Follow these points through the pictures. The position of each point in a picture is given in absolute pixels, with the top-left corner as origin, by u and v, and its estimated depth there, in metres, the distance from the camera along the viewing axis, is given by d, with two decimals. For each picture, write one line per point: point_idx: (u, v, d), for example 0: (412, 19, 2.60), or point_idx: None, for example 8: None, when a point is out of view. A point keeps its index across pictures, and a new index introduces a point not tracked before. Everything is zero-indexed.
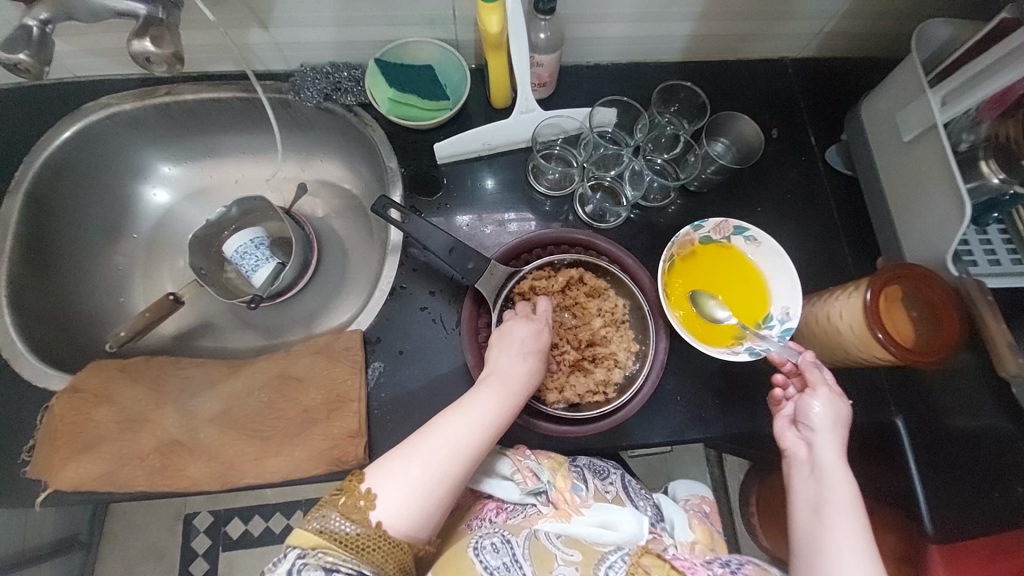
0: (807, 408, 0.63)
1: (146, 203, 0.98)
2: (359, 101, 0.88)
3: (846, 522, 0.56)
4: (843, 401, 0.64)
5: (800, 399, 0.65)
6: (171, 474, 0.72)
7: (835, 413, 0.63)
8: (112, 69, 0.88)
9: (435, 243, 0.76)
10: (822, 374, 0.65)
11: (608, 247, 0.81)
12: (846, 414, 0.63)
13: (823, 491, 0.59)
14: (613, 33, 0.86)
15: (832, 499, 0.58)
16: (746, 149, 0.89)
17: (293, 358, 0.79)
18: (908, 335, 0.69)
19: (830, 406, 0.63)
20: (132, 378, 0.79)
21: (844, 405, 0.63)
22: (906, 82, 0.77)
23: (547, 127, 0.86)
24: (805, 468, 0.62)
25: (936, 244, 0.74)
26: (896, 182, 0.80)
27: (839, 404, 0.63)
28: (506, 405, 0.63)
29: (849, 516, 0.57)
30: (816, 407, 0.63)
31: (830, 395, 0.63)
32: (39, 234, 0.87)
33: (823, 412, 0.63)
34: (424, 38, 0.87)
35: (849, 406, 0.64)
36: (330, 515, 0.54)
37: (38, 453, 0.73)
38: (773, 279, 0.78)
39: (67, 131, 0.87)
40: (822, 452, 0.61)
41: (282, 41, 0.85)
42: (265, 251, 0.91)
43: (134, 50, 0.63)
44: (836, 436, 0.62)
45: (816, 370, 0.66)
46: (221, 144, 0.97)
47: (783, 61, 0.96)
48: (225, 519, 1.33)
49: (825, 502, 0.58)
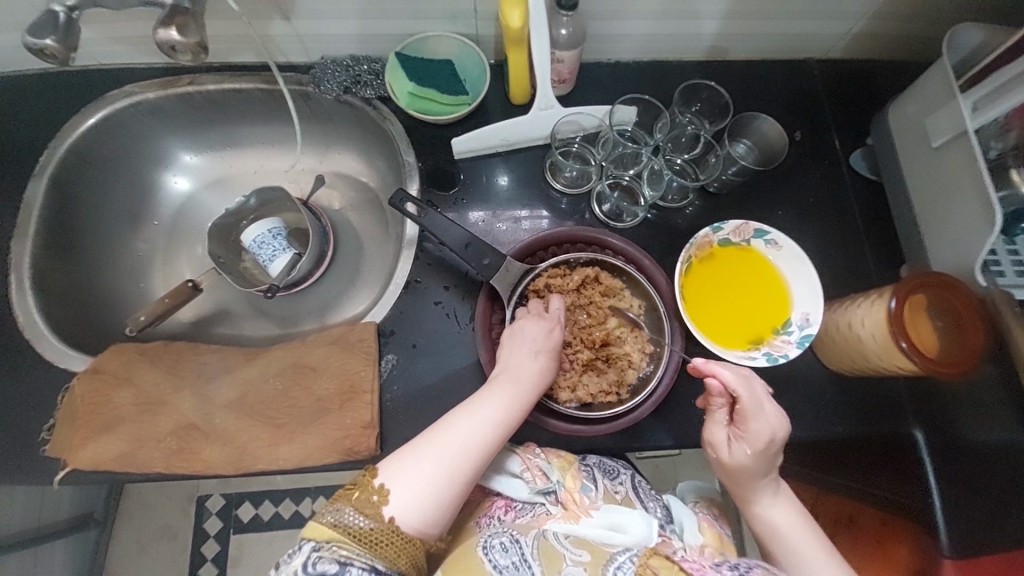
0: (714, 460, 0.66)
1: (167, 190, 0.99)
2: (379, 94, 0.89)
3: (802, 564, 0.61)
4: (731, 454, 0.63)
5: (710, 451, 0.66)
6: (187, 457, 0.73)
7: (726, 468, 0.64)
8: (138, 57, 0.89)
9: (452, 238, 0.76)
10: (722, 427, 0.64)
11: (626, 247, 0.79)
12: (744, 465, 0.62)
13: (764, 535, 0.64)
14: (637, 31, 0.86)
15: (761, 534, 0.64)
16: (769, 152, 0.88)
17: (308, 348, 0.79)
18: (932, 345, 0.68)
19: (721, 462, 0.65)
20: (150, 362, 0.80)
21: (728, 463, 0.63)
22: (937, 86, 0.75)
23: (566, 124, 0.86)
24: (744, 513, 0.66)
25: (963, 253, 0.72)
26: (923, 188, 0.78)
27: (724, 461, 0.64)
28: (519, 404, 0.63)
29: (785, 540, 0.62)
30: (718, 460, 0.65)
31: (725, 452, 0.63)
32: (64, 218, 0.88)
33: (719, 461, 0.65)
34: (445, 32, 0.87)
35: (748, 451, 0.61)
36: (344, 510, 0.54)
37: (58, 434, 0.75)
38: (793, 283, 0.77)
39: (94, 117, 0.88)
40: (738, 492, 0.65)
41: (304, 33, 0.85)
42: (282, 241, 0.92)
43: (160, 39, 0.64)
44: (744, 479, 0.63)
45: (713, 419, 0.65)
46: (241, 134, 0.98)
47: (808, 62, 0.94)
48: (236, 503, 1.35)
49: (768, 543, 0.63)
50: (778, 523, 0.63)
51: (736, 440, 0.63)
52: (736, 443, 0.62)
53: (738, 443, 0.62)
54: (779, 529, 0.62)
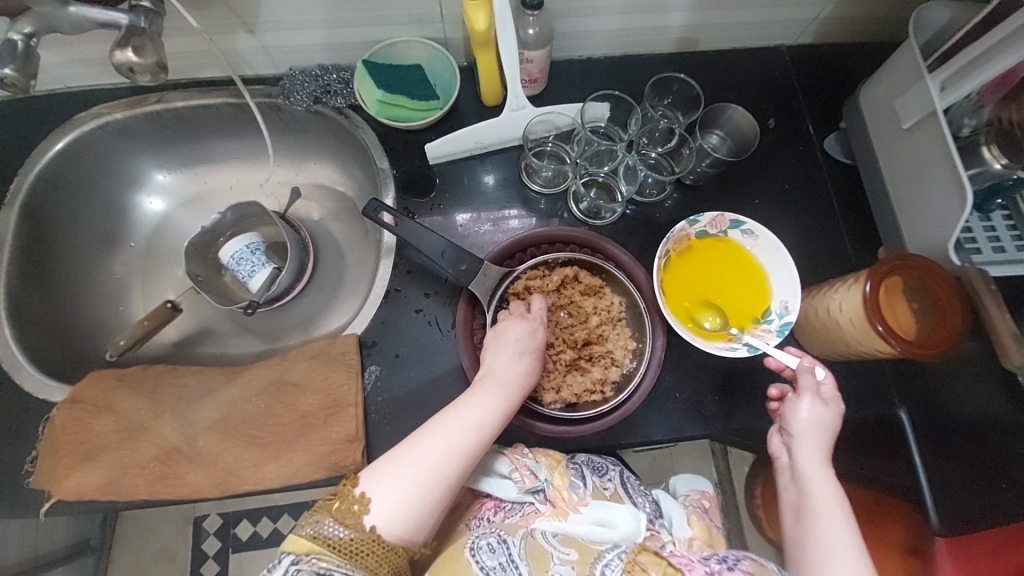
0: (793, 413, 0.64)
1: (142, 211, 0.98)
2: (350, 102, 0.88)
3: (832, 528, 0.57)
4: (830, 408, 0.63)
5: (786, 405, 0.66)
6: (172, 481, 0.72)
7: (818, 419, 0.63)
8: (103, 78, 0.88)
9: (429, 245, 0.75)
10: (815, 379, 0.65)
11: (609, 246, 0.79)
12: (831, 419, 0.63)
13: (804, 497, 0.60)
14: (605, 26, 0.85)
15: (811, 499, 0.59)
16: (742, 141, 0.87)
17: (290, 364, 0.79)
18: (909, 327, 0.69)
19: (802, 414, 0.63)
20: (130, 387, 0.79)
21: (827, 414, 0.63)
22: (904, 68, 0.75)
23: (538, 124, 0.85)
24: (788, 474, 0.63)
25: (937, 233, 0.72)
26: (897, 170, 0.78)
27: (821, 412, 0.63)
28: (500, 407, 0.63)
29: (832, 521, 0.57)
30: (800, 411, 0.63)
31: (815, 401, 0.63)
32: (35, 245, 0.87)
33: (808, 418, 0.63)
34: (411, 37, 0.86)
35: (837, 411, 0.63)
36: (324, 521, 0.54)
37: (39, 466, 0.74)
38: (771, 272, 0.77)
39: (59, 142, 0.87)
40: (802, 457, 0.62)
41: (270, 45, 0.84)
42: (261, 257, 0.91)
43: (117, 60, 0.63)
44: (819, 443, 0.62)
45: (809, 375, 0.65)
46: (213, 150, 0.97)
47: (778, 49, 0.94)
48: (235, 520, 1.34)
49: (806, 506, 0.59)
50: (830, 501, 0.59)
51: (829, 398, 0.64)
52: (826, 404, 0.64)
53: (828, 405, 0.63)
54: (830, 507, 0.58)
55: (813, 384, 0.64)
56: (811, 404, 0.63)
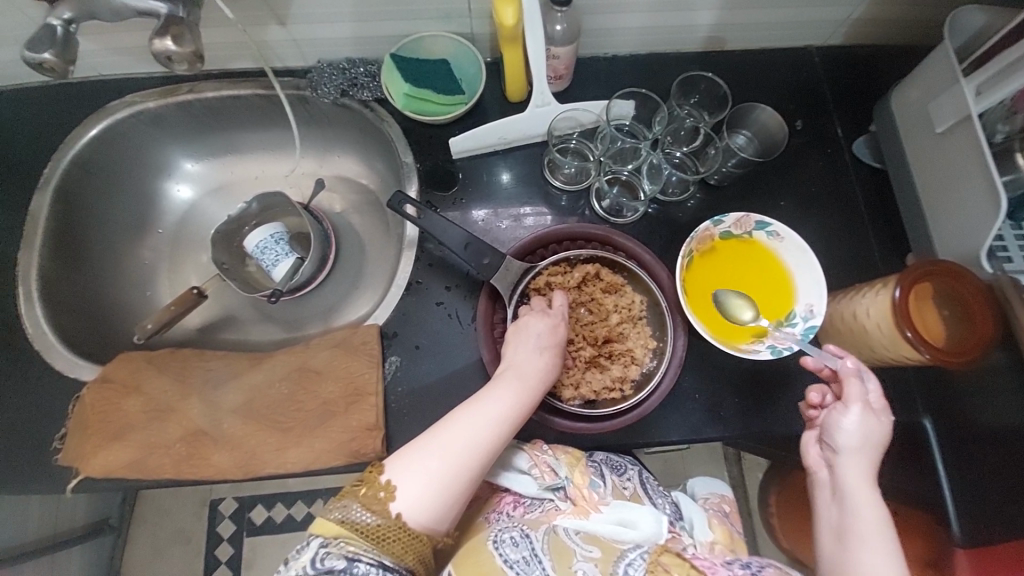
0: (837, 426, 0.62)
1: (170, 198, 1.00)
2: (376, 96, 0.89)
3: (874, 550, 0.57)
4: (881, 420, 0.62)
5: (829, 415, 0.64)
6: (196, 462, 0.74)
7: (868, 434, 0.61)
8: (137, 67, 0.90)
9: (452, 239, 0.76)
10: (862, 385, 0.62)
11: (622, 240, 0.79)
12: (879, 430, 0.62)
13: (846, 517, 0.60)
14: (632, 24, 0.85)
15: (855, 520, 0.59)
16: (769, 141, 0.87)
17: (312, 352, 0.80)
18: (939, 335, 0.67)
19: (849, 428, 0.61)
20: (158, 369, 0.81)
21: (880, 428, 0.61)
22: (938, 71, 0.74)
23: (563, 120, 0.85)
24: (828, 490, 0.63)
25: (969, 241, 0.71)
26: (929, 175, 0.77)
27: (874, 427, 0.61)
28: (523, 400, 0.63)
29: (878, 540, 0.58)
30: (844, 425, 0.62)
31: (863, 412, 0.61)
32: (68, 228, 0.89)
33: (854, 432, 0.61)
34: (439, 32, 0.86)
35: (887, 422, 0.62)
36: (351, 506, 0.55)
37: (69, 442, 0.76)
38: (796, 275, 0.76)
39: (94, 128, 0.89)
40: (847, 475, 0.61)
41: (300, 38, 0.85)
42: (285, 246, 0.92)
43: (156, 49, 0.64)
44: (867, 457, 0.61)
45: (857, 379, 0.62)
46: (241, 140, 0.98)
47: (808, 50, 0.93)
48: (249, 505, 1.37)
49: (847, 528, 0.59)
50: (876, 520, 0.59)
51: (879, 408, 0.62)
52: (875, 414, 0.62)
53: (878, 413, 0.62)
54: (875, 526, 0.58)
55: (860, 392, 0.62)
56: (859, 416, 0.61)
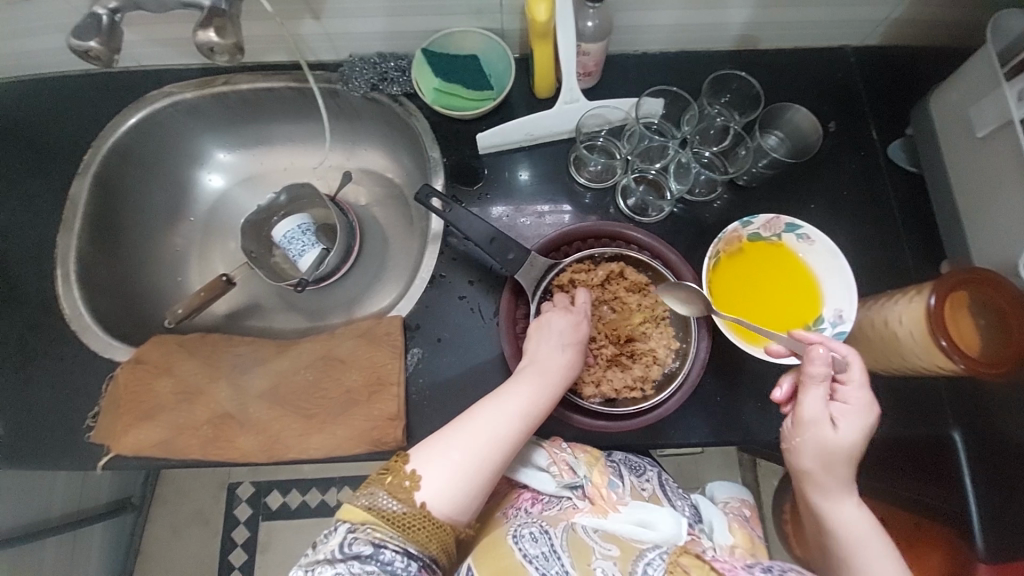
0: (797, 449, 0.60)
1: (202, 187, 1.03)
2: (405, 91, 0.89)
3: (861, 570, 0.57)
4: (842, 434, 0.57)
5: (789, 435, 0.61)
6: (223, 444, 0.76)
7: (825, 453, 0.58)
8: (175, 58, 0.92)
9: (477, 233, 0.76)
10: (815, 402, 0.58)
11: (637, 236, 0.79)
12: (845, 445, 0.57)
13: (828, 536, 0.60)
14: (664, 22, 0.84)
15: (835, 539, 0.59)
16: (802, 143, 0.85)
17: (337, 341, 0.81)
18: (974, 345, 0.65)
19: (807, 450, 0.59)
20: (188, 352, 0.83)
21: (838, 446, 0.57)
22: (981, 73, 0.72)
23: (592, 117, 0.85)
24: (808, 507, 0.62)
25: (1009, 249, 0.69)
26: (968, 181, 0.75)
27: (830, 444, 0.58)
28: (545, 395, 0.63)
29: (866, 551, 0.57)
30: (803, 448, 0.59)
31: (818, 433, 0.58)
32: (106, 214, 0.92)
33: (814, 454, 0.58)
34: (469, 27, 0.87)
35: (862, 421, 0.58)
36: (377, 494, 0.55)
37: (102, 420, 0.79)
38: (825, 279, 0.75)
39: (133, 117, 0.92)
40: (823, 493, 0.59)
41: (333, 32, 0.86)
42: (311, 237, 0.94)
43: (199, 41, 0.66)
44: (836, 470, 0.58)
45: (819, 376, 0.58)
46: (271, 131, 1.00)
47: (844, 50, 0.91)
48: (266, 490, 1.40)
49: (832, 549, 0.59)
50: (857, 537, 0.57)
51: (840, 418, 0.58)
52: (837, 426, 0.58)
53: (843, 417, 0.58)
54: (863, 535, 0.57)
55: (815, 408, 0.58)
56: (825, 435, 0.58)
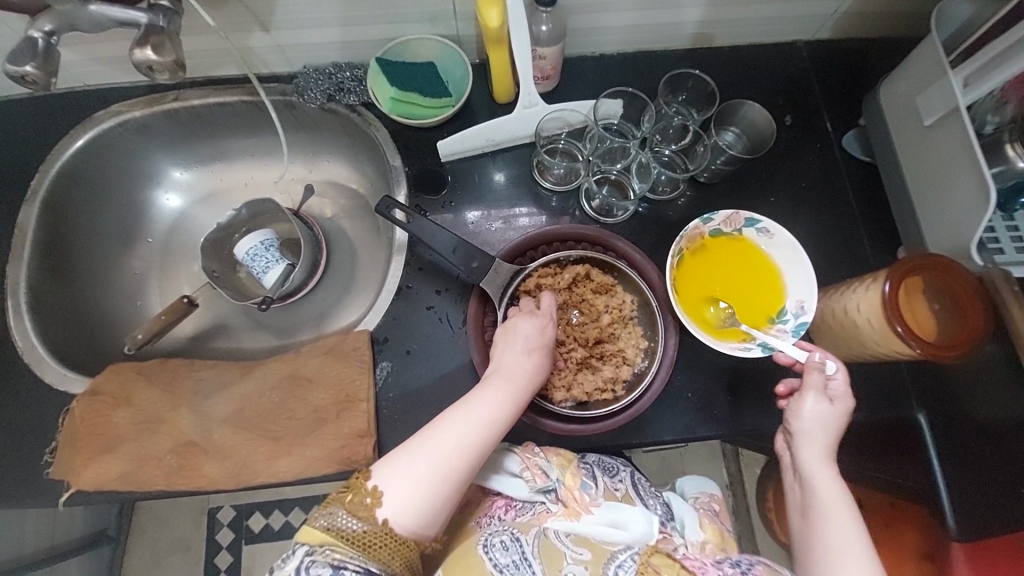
0: (797, 411, 0.63)
1: (159, 208, 1.00)
2: (363, 100, 0.88)
3: (834, 525, 0.58)
4: (828, 402, 0.62)
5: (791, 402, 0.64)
6: (188, 473, 0.74)
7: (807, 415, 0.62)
8: (122, 77, 0.89)
9: (440, 242, 0.75)
10: (822, 376, 0.63)
11: (619, 242, 0.78)
12: (837, 416, 0.62)
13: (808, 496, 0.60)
14: (618, 22, 0.84)
15: (814, 500, 0.60)
16: (757, 138, 0.87)
17: (303, 359, 0.80)
18: (928, 328, 0.67)
19: (801, 412, 0.62)
20: (148, 381, 0.81)
21: (820, 409, 0.62)
22: (926, 64, 0.74)
23: (551, 121, 0.85)
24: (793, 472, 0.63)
25: (959, 234, 0.71)
26: (919, 168, 0.77)
27: (814, 407, 0.62)
28: (512, 402, 0.63)
29: (837, 524, 0.58)
30: (804, 410, 0.62)
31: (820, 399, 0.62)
32: (57, 240, 0.89)
33: (813, 416, 0.62)
34: (424, 34, 0.86)
35: (845, 410, 0.62)
36: (337, 513, 0.55)
37: (59, 456, 0.76)
38: (786, 271, 0.76)
39: (80, 139, 0.88)
40: (808, 456, 0.62)
41: (284, 43, 0.85)
42: (275, 253, 0.92)
43: (137, 59, 0.64)
44: (824, 440, 0.62)
45: (817, 373, 0.63)
46: (229, 147, 0.98)
47: (796, 45, 0.93)
48: (247, 513, 1.36)
49: (811, 507, 0.60)
50: (837, 502, 0.59)
51: (834, 395, 0.63)
52: (832, 400, 0.62)
53: (834, 402, 0.62)
54: (835, 503, 0.58)
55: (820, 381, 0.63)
56: (821, 397, 0.62)
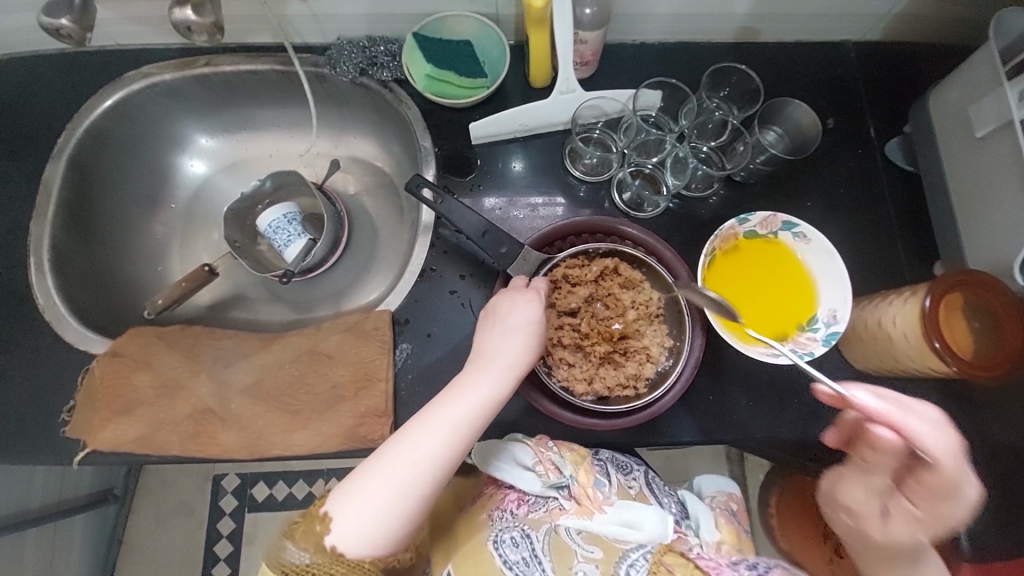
0: (836, 520, 0.54)
1: (183, 173, 0.99)
2: (395, 76, 0.86)
3: None
4: (885, 529, 0.50)
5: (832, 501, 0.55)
6: (204, 440, 0.74)
7: (859, 539, 0.52)
8: (153, 38, 0.88)
9: (469, 226, 0.74)
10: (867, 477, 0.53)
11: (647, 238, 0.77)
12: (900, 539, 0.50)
13: None
14: (664, 10, 0.82)
15: None
16: (802, 139, 0.84)
17: (323, 335, 0.79)
18: (965, 346, 0.65)
19: (849, 529, 0.53)
20: (168, 346, 0.81)
21: (875, 539, 0.51)
22: (982, 71, 0.71)
23: (588, 109, 0.83)
24: None
25: (1003, 251, 0.69)
26: (964, 180, 0.74)
27: (868, 537, 0.51)
28: (475, 409, 0.60)
29: None
30: (842, 526, 0.53)
31: (863, 516, 0.51)
32: (81, 200, 0.89)
33: (854, 536, 0.52)
34: (463, 11, 0.84)
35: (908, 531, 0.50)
36: (288, 547, 0.55)
37: (78, 415, 0.76)
38: (820, 279, 0.74)
39: (109, 99, 0.87)
40: None
41: (320, 13, 0.83)
42: (297, 227, 0.91)
43: (176, 19, 0.62)
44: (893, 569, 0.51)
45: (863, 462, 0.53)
46: (257, 117, 0.97)
47: (844, 45, 0.89)
48: (252, 482, 1.37)
49: None
50: None
51: (892, 511, 0.51)
52: (886, 516, 0.51)
53: (889, 519, 0.51)
54: None
55: (865, 483, 0.52)
56: (872, 522, 0.51)
